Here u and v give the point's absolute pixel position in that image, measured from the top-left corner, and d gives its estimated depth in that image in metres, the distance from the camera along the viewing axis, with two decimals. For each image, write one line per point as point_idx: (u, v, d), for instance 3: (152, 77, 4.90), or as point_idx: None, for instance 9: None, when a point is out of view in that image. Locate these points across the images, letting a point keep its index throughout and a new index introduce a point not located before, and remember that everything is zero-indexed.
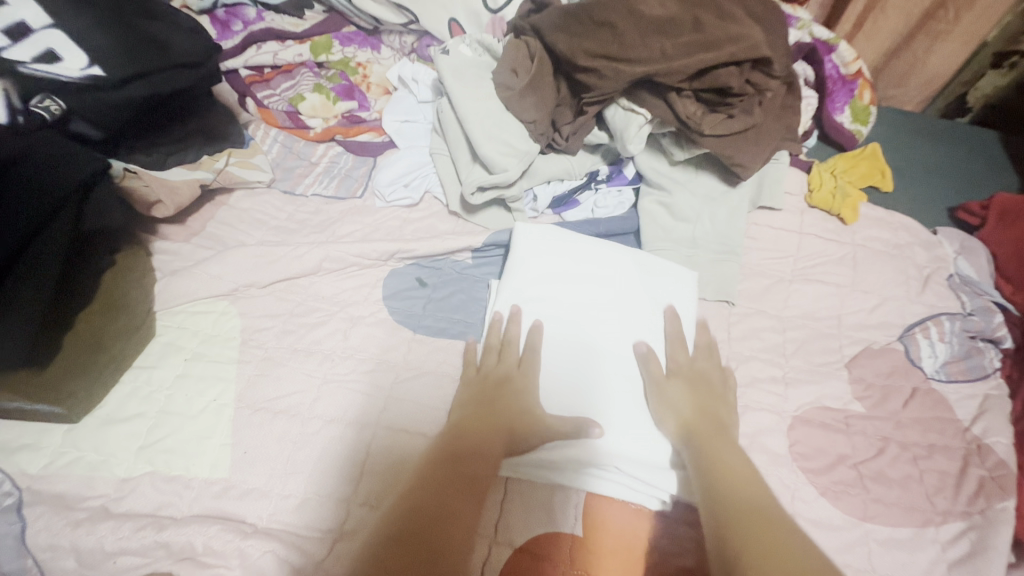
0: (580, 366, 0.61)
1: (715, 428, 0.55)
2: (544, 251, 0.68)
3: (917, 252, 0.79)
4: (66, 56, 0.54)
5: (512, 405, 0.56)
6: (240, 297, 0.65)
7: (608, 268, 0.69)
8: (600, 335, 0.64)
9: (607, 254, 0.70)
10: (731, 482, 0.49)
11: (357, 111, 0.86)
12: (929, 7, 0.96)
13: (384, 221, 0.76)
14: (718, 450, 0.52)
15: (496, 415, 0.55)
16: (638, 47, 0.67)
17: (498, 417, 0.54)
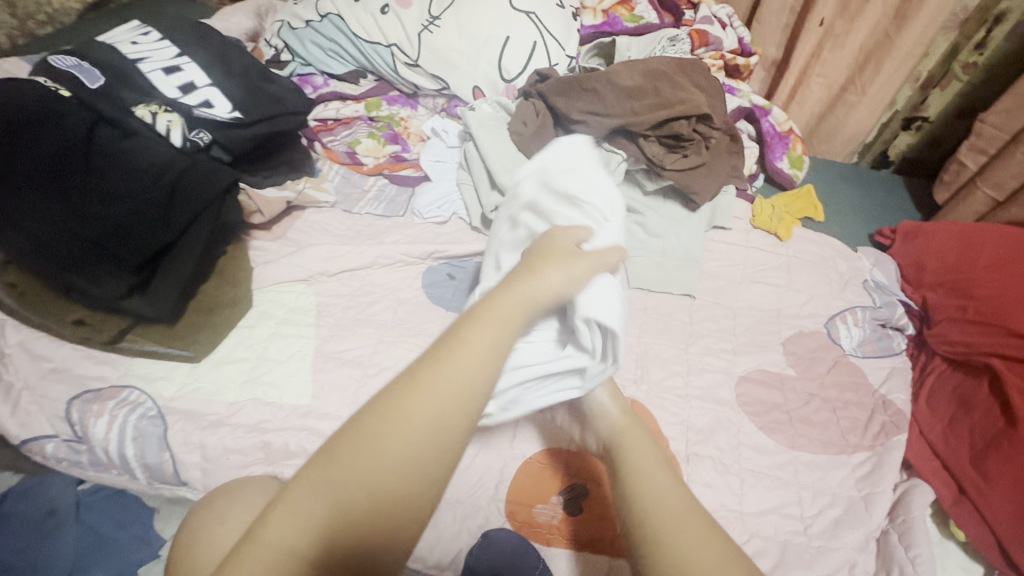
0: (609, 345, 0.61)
1: (631, 425, 0.61)
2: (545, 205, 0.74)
3: (839, 263, 0.99)
4: (217, 104, 0.79)
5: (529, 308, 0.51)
6: (314, 282, 0.86)
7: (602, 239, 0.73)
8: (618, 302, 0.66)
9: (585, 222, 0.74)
10: (644, 494, 0.53)
11: (401, 152, 1.11)
12: (843, 82, 1.23)
13: (421, 232, 0.98)
14: (626, 451, 0.58)
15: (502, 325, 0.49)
16: (614, 105, 0.93)
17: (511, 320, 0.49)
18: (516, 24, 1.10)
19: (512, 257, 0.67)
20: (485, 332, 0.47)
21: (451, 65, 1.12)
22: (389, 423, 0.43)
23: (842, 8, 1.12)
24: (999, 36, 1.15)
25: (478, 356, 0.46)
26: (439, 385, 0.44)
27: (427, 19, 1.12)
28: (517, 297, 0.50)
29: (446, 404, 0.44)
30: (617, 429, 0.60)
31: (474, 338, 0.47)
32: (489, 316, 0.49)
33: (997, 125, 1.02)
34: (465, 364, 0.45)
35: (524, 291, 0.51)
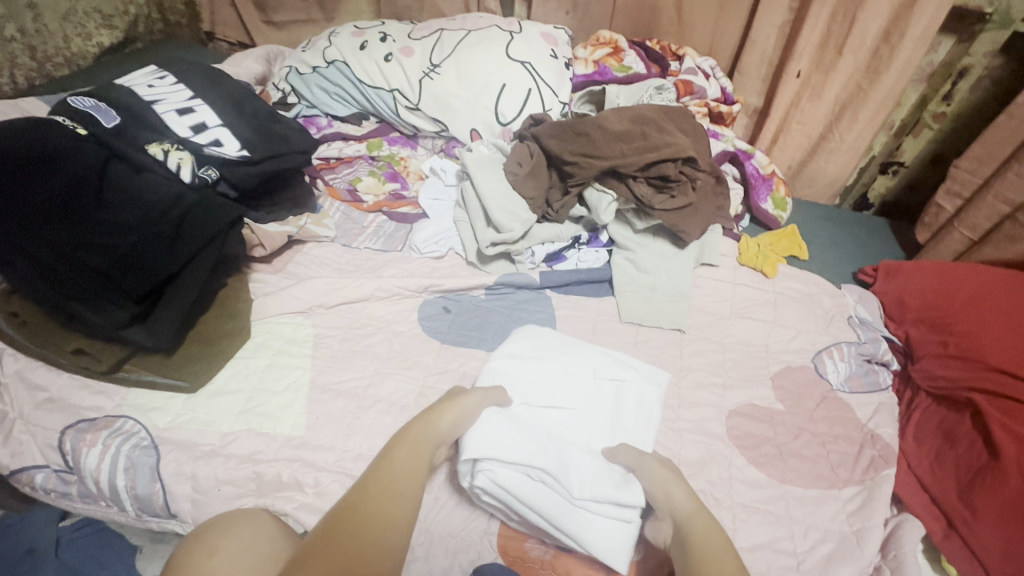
0: (594, 471, 0.66)
1: (698, 509, 0.61)
2: (542, 344, 0.83)
3: (824, 300, 1.02)
4: (227, 143, 0.83)
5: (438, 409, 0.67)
6: (312, 313, 0.87)
7: (582, 360, 0.81)
8: (579, 415, 0.74)
9: (579, 350, 0.83)
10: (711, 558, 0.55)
11: (401, 191, 1.15)
12: (822, 130, 1.30)
13: (419, 266, 1.01)
14: (706, 536, 0.58)
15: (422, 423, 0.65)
16: (604, 149, 0.97)
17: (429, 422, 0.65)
18: (511, 73, 1.17)
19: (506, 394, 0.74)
20: (411, 448, 0.62)
21: (450, 109, 1.18)
22: (355, 516, 0.53)
23: (817, 62, 1.21)
24: (964, 89, 1.23)
25: (411, 464, 0.60)
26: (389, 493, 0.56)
27: (428, 67, 1.19)
28: (427, 432, 0.64)
29: (396, 498, 0.56)
30: (689, 508, 0.61)
31: (409, 449, 0.62)
32: (409, 443, 0.62)
33: (970, 170, 1.08)
34: (403, 470, 0.59)
35: (429, 428, 0.64)
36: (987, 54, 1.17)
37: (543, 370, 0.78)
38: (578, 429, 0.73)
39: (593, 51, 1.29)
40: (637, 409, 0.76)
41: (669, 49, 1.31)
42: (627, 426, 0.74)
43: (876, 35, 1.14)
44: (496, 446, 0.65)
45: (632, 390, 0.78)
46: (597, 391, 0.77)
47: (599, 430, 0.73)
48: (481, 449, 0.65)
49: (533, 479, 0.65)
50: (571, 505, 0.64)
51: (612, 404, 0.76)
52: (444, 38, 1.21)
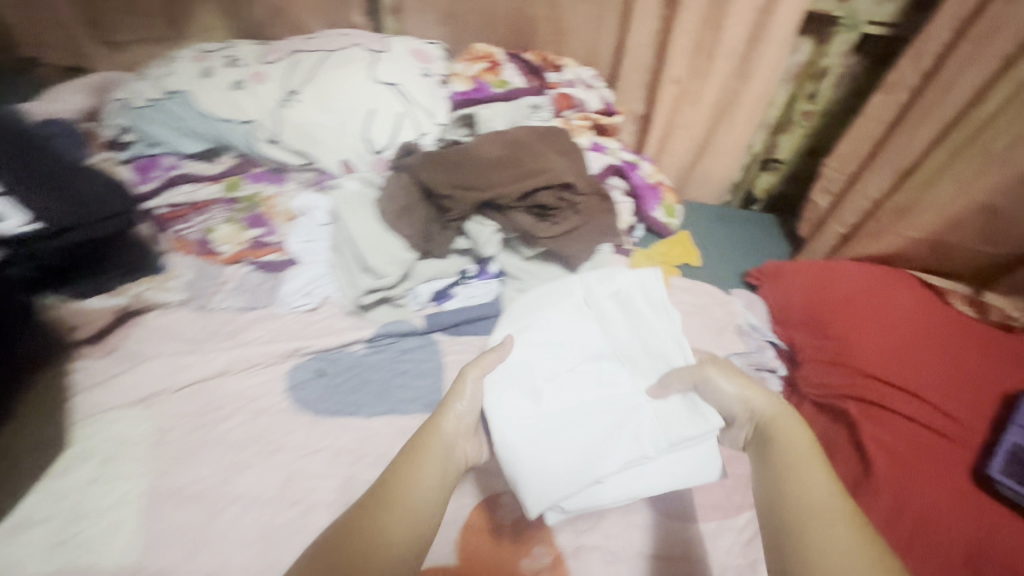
0: (648, 419, 0.66)
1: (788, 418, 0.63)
2: (532, 307, 0.78)
3: (714, 310, 1.01)
4: (9, 218, 0.70)
5: (439, 420, 0.64)
6: (152, 401, 0.75)
7: (567, 300, 0.77)
8: (604, 356, 0.72)
9: (565, 294, 0.78)
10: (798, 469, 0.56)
11: (265, 237, 1.03)
12: (704, 133, 1.32)
13: (289, 324, 0.92)
14: (781, 438, 0.60)
15: (425, 436, 0.62)
16: (480, 180, 0.91)
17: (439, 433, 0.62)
18: (379, 96, 1.07)
19: (517, 395, 0.69)
20: (430, 456, 0.59)
21: (314, 140, 1.07)
22: (370, 526, 0.50)
23: (691, 68, 1.21)
24: (826, 87, 1.28)
25: (431, 472, 0.58)
26: (413, 501, 0.54)
27: (284, 93, 1.06)
28: (438, 448, 0.61)
29: (420, 507, 0.54)
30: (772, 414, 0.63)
31: (427, 455, 0.59)
32: (425, 450, 0.60)
33: (837, 169, 1.12)
34: (423, 478, 0.57)
35: (438, 438, 0.62)
36: (843, 54, 1.22)
37: (542, 337, 0.74)
38: (618, 367, 0.70)
39: (469, 66, 1.22)
40: (651, 304, 0.76)
41: (550, 60, 1.26)
42: (655, 330, 0.73)
43: (741, 41, 1.15)
44: (535, 451, 0.65)
45: (636, 294, 0.76)
46: (605, 318, 0.75)
47: (634, 353, 0.72)
48: (532, 454, 0.65)
49: (570, 440, 0.65)
50: (612, 450, 0.64)
51: (627, 319, 0.75)
52: (301, 60, 1.09)
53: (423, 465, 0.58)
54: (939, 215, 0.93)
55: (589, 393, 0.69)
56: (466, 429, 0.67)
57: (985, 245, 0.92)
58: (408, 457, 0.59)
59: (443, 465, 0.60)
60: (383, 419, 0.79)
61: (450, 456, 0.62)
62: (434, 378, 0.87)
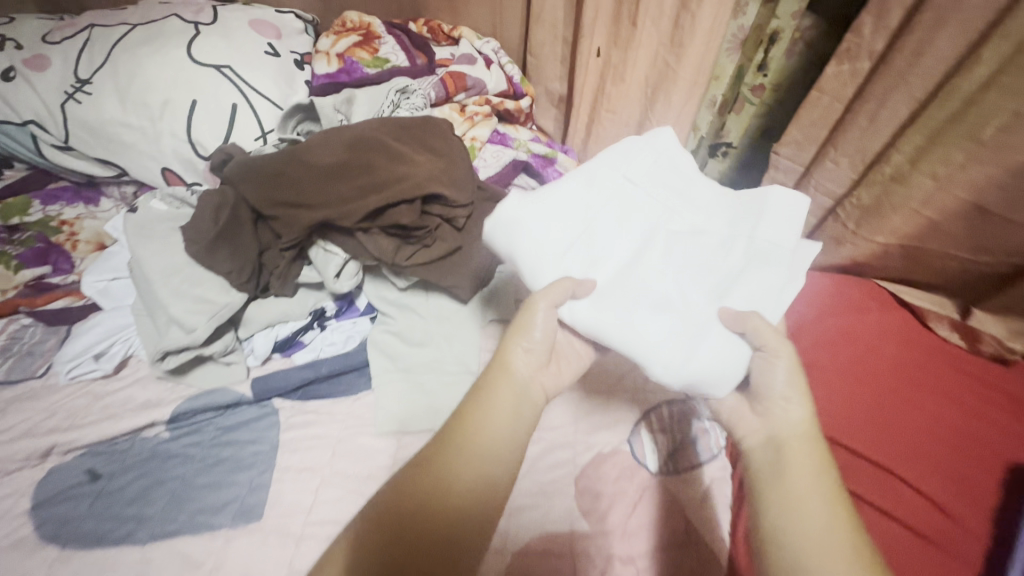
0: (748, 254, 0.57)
1: (802, 438, 0.50)
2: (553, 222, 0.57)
3: None
4: None
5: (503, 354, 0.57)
6: None
7: (588, 195, 0.60)
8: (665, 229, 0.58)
9: (576, 189, 0.59)
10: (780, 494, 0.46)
11: (50, 277, 0.78)
12: (638, 118, 1.10)
13: (66, 401, 0.67)
14: (785, 478, 0.47)
15: (491, 372, 0.56)
16: (314, 196, 0.67)
17: (500, 374, 0.55)
18: (201, 82, 0.81)
19: (635, 319, 0.53)
20: (499, 401, 0.53)
21: (120, 143, 0.82)
22: (423, 486, 0.48)
23: (613, 36, 0.99)
24: (777, 56, 1.07)
25: (498, 418, 0.52)
26: (493, 439, 0.50)
27: (71, 84, 0.80)
28: (504, 388, 0.54)
29: (486, 458, 0.49)
30: (786, 442, 0.50)
31: (496, 400, 0.54)
32: (494, 398, 0.54)
33: (791, 156, 0.92)
34: (488, 427, 0.51)
35: (506, 376, 0.55)
36: (795, 15, 1.01)
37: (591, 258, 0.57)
38: (677, 228, 0.58)
39: (335, 40, 0.96)
40: (649, 163, 0.62)
41: (441, 30, 1.02)
42: (670, 176, 0.62)
43: None
44: (698, 350, 0.52)
45: (632, 164, 0.62)
46: (627, 201, 0.60)
47: (677, 212, 0.59)
48: (704, 354, 0.52)
49: (708, 324, 0.53)
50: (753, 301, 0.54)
51: (645, 186, 0.61)
52: (94, 38, 0.82)
53: (490, 406, 0.53)
54: (916, 216, 0.73)
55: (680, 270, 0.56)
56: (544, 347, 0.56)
57: (974, 253, 0.71)
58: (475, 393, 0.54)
59: (511, 412, 0.53)
60: (169, 544, 0.57)
61: (527, 396, 0.56)
62: (259, 470, 0.63)
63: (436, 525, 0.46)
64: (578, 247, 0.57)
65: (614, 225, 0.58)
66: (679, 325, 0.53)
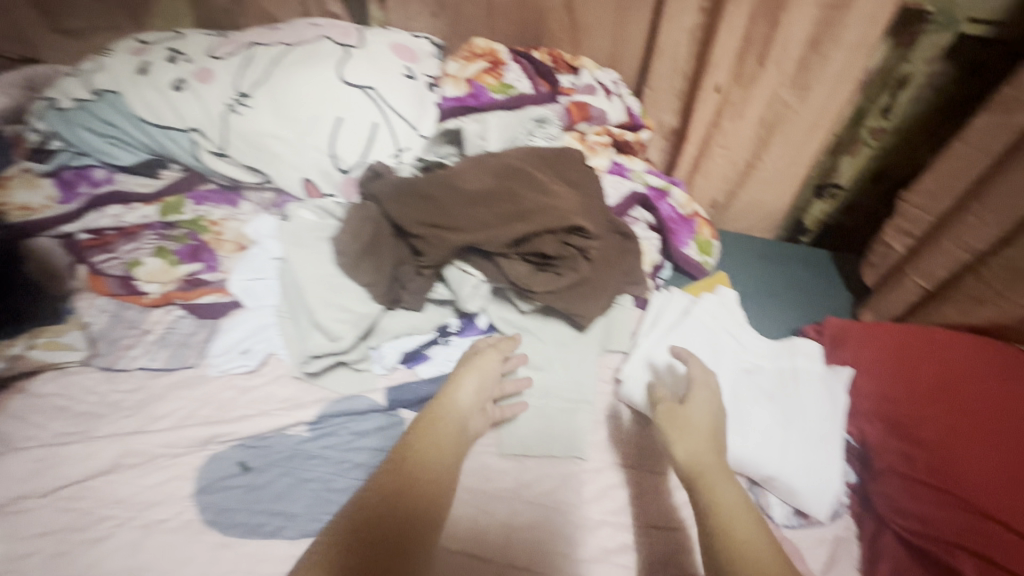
0: (791, 386, 0.75)
1: (709, 459, 0.56)
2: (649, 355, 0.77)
3: (761, 376, 0.77)
4: None
5: (448, 399, 0.64)
6: (9, 513, 0.56)
7: (674, 334, 0.79)
8: (732, 367, 0.77)
9: (657, 329, 0.80)
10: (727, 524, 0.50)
11: (201, 273, 0.84)
12: (749, 157, 1.09)
13: (216, 393, 0.72)
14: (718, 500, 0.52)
15: (439, 413, 0.62)
16: (458, 219, 0.69)
17: (444, 408, 0.63)
18: (347, 102, 0.86)
19: (727, 440, 0.69)
20: (444, 429, 0.60)
21: (269, 155, 0.88)
22: (405, 496, 0.52)
23: (737, 75, 0.98)
24: (904, 101, 1.04)
25: (446, 437, 0.60)
26: (442, 450, 0.58)
27: (232, 97, 0.87)
28: (447, 419, 0.62)
29: (448, 465, 0.58)
30: (696, 464, 0.56)
31: (437, 431, 0.60)
32: (438, 426, 0.60)
33: (921, 206, 0.88)
34: (438, 454, 0.57)
35: (452, 405, 0.63)
36: (929, 61, 0.98)
37: (686, 388, 0.73)
38: (738, 363, 0.78)
39: (464, 66, 1.01)
40: (715, 311, 0.82)
41: (562, 59, 1.04)
42: (727, 317, 0.82)
43: (802, 43, 0.91)
44: (776, 466, 0.67)
45: (701, 311, 0.82)
46: (704, 341, 0.78)
47: (732, 353, 0.79)
48: (792, 469, 0.67)
49: (779, 440, 0.69)
50: (813, 421, 0.71)
51: (709, 331, 0.80)
52: (255, 56, 0.88)
53: (435, 430, 0.60)
54: None
55: (757, 399, 0.73)
56: (485, 385, 0.68)
57: None
58: (424, 424, 0.60)
59: (456, 437, 0.61)
60: None
61: (463, 431, 0.63)
62: None
63: (429, 503, 0.53)
64: (671, 382, 0.74)
65: (698, 364, 0.76)
66: (763, 446, 0.68)
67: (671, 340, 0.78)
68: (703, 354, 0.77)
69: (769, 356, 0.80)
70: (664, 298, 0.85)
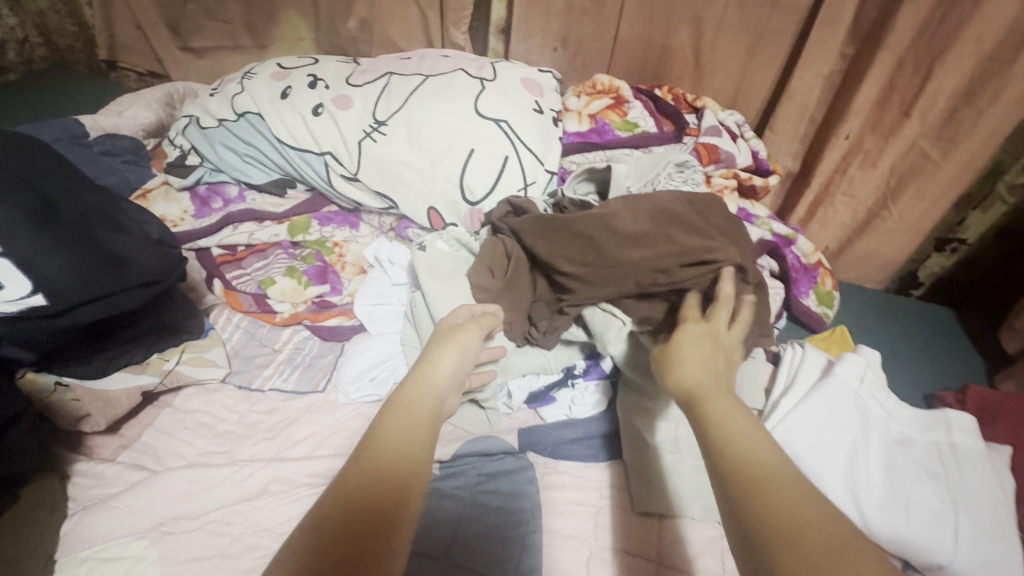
0: (951, 465, 0.69)
1: (713, 386, 0.48)
2: (796, 414, 0.71)
3: (914, 450, 0.71)
4: (7, 284, 0.51)
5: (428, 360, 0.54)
6: (163, 534, 0.56)
7: (821, 393, 0.73)
8: (882, 436, 0.71)
9: (799, 387, 0.75)
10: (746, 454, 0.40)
11: (328, 295, 0.84)
12: (873, 206, 1.04)
13: (347, 421, 0.71)
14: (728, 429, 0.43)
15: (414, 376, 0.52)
16: (611, 262, 0.68)
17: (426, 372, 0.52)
18: (482, 134, 0.86)
19: (888, 521, 0.63)
20: (413, 407, 0.48)
21: (400, 183, 0.89)
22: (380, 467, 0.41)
23: (874, 123, 0.94)
24: None
25: (424, 408, 0.49)
26: (418, 413, 0.48)
27: (370, 124, 0.88)
28: (425, 380, 0.51)
29: (421, 429, 0.47)
30: (695, 387, 0.49)
31: (408, 408, 0.48)
32: (411, 391, 0.50)
33: None
34: (414, 429, 0.46)
35: (431, 366, 0.53)
36: None
37: (836, 456, 0.68)
38: (887, 431, 0.72)
39: (587, 101, 1.00)
40: (861, 372, 0.76)
41: (684, 99, 1.03)
42: (873, 380, 0.76)
43: (952, 94, 0.87)
44: (945, 555, 0.61)
45: (846, 370, 0.76)
46: (852, 403, 0.73)
47: (880, 419, 0.73)
48: (967, 562, 0.61)
49: (948, 524, 0.63)
50: (983, 508, 0.65)
51: (856, 393, 0.74)
52: (392, 85, 0.91)
53: (407, 392, 0.49)
54: None
55: (916, 476, 0.67)
56: (471, 348, 0.59)
57: None
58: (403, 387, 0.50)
59: (431, 412, 0.49)
60: None
61: (439, 412, 0.51)
62: (528, 529, 0.64)
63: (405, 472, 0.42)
64: (821, 447, 0.68)
65: (848, 430, 0.70)
66: (929, 530, 0.62)
67: (818, 399, 0.72)
68: (852, 418, 0.71)
69: (921, 428, 0.74)
70: (801, 354, 0.80)
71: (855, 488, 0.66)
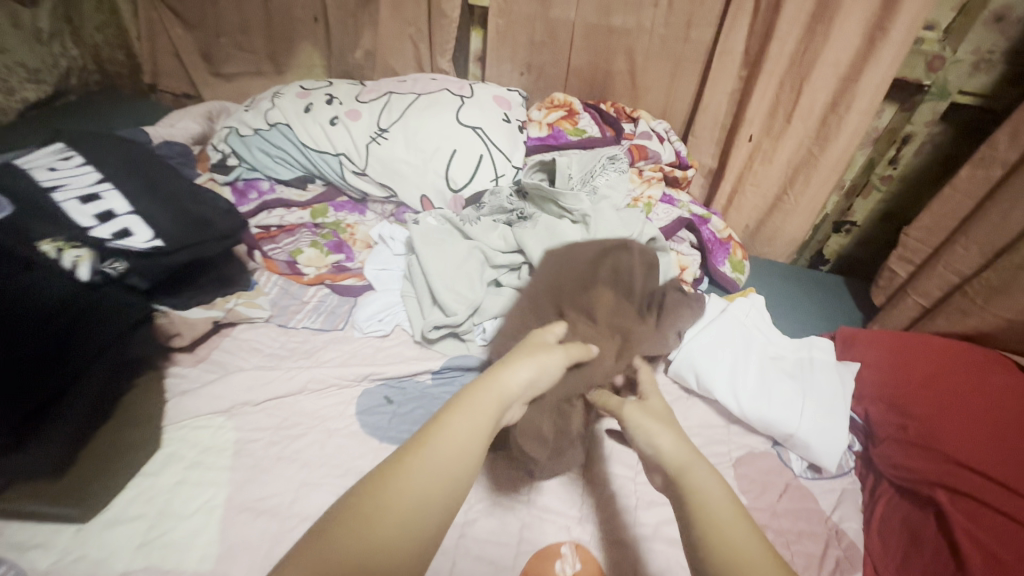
0: (808, 371, 0.94)
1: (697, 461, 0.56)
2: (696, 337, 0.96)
3: (784, 362, 0.96)
4: (137, 232, 0.75)
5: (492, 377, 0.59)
6: (234, 414, 0.79)
7: (716, 322, 0.99)
8: (761, 352, 0.96)
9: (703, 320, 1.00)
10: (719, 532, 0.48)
11: (344, 262, 1.09)
12: (776, 194, 1.31)
13: (360, 348, 0.94)
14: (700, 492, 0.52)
15: (475, 391, 0.57)
16: (569, 283, 0.88)
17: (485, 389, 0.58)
18: (462, 138, 1.12)
19: (754, 404, 0.88)
20: (479, 410, 0.55)
21: (398, 175, 1.13)
22: (423, 460, 0.49)
23: (767, 127, 1.22)
24: (909, 153, 1.25)
25: (480, 419, 0.54)
26: (473, 423, 0.53)
27: (375, 131, 1.14)
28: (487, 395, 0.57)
29: (474, 443, 0.52)
30: (680, 461, 0.56)
31: (471, 416, 0.54)
32: (476, 401, 0.56)
33: (921, 240, 1.08)
34: (467, 436, 0.52)
35: (497, 379, 0.59)
36: (928, 123, 1.19)
37: (722, 363, 0.93)
38: (766, 350, 0.97)
39: (546, 113, 1.27)
40: (749, 311, 1.02)
41: (624, 111, 1.30)
42: (759, 318, 1.02)
43: (821, 106, 1.15)
44: (792, 425, 0.86)
45: (737, 309, 1.02)
46: (739, 330, 0.98)
47: (761, 342, 0.98)
48: (807, 430, 0.85)
49: (797, 406, 0.87)
50: (825, 399, 0.89)
51: (743, 324, 1.00)
52: (392, 102, 1.16)
53: (467, 404, 0.55)
54: None
55: (781, 378, 0.92)
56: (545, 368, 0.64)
57: None
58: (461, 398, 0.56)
59: (490, 422, 0.55)
60: None
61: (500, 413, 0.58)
62: None
63: (448, 474, 0.49)
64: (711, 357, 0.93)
65: (734, 347, 0.95)
66: (782, 410, 0.87)
67: (712, 326, 0.98)
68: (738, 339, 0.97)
69: (793, 349, 0.99)
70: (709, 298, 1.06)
71: (733, 384, 0.91)
